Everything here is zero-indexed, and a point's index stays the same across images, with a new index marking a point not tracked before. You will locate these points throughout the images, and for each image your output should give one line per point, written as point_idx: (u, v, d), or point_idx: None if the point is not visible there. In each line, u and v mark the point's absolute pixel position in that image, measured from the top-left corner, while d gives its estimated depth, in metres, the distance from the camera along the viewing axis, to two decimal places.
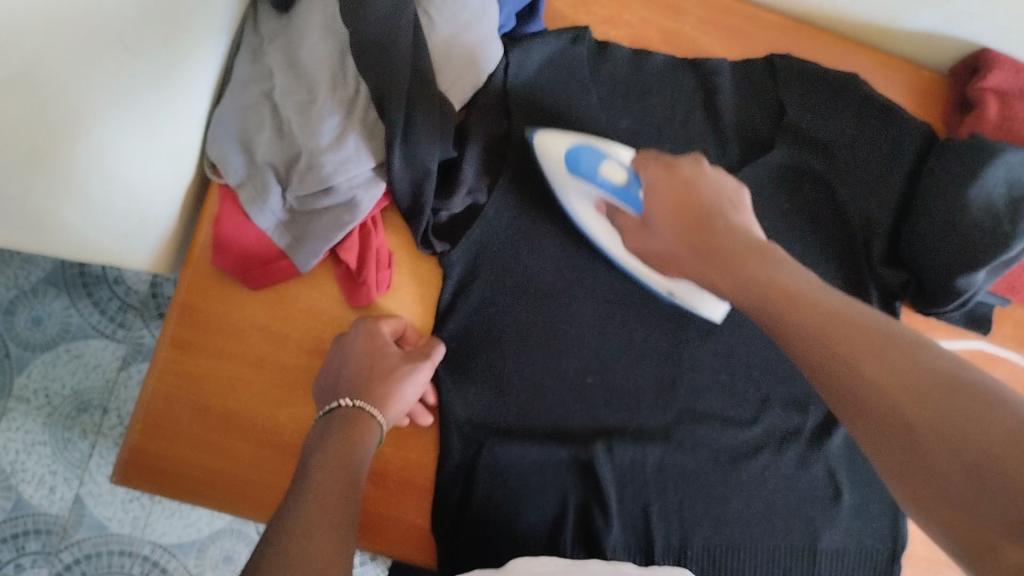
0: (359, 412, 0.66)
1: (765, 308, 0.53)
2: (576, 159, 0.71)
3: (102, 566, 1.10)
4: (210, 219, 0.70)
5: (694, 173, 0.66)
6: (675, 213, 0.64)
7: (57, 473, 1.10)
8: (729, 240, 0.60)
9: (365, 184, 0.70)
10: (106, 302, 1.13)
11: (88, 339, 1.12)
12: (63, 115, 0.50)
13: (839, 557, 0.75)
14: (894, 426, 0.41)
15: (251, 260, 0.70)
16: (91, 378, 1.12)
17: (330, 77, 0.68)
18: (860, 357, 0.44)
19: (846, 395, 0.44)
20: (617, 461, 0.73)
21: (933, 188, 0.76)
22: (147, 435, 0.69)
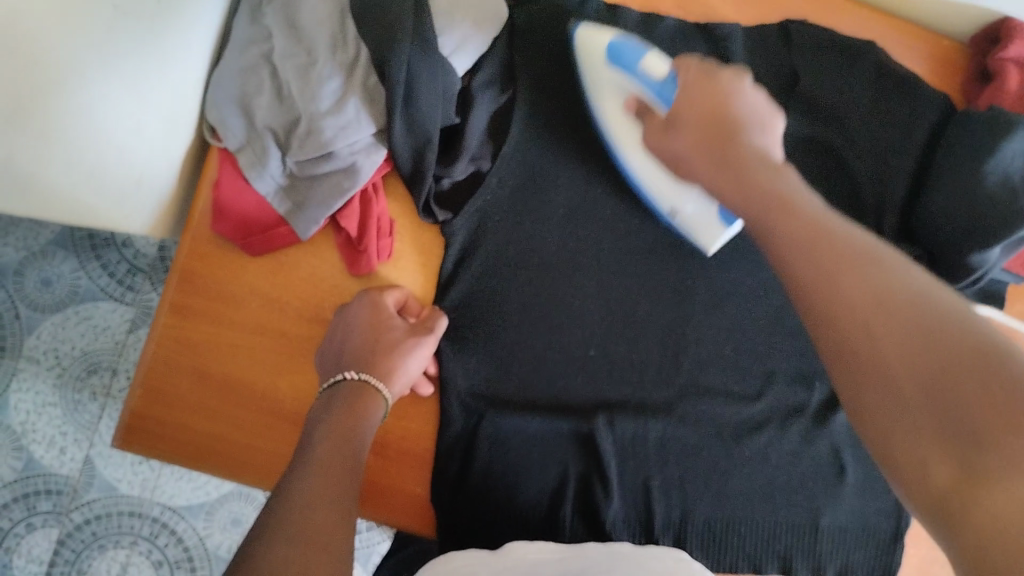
0: (364, 383, 0.66)
1: (766, 216, 0.52)
2: (616, 50, 0.68)
3: (112, 527, 1.11)
4: (210, 184, 0.69)
5: (732, 81, 0.63)
6: (696, 121, 0.62)
7: (67, 435, 1.11)
8: (743, 152, 0.58)
9: (366, 150, 0.68)
10: (114, 265, 1.13)
11: (97, 301, 1.12)
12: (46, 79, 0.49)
13: (842, 535, 0.75)
14: (856, 342, 0.41)
15: (252, 227, 0.70)
16: (100, 340, 1.12)
17: (330, 39, 0.67)
18: (851, 274, 0.44)
19: (821, 306, 0.44)
20: (618, 434, 0.72)
21: (949, 161, 0.73)
22: (147, 401, 0.69)
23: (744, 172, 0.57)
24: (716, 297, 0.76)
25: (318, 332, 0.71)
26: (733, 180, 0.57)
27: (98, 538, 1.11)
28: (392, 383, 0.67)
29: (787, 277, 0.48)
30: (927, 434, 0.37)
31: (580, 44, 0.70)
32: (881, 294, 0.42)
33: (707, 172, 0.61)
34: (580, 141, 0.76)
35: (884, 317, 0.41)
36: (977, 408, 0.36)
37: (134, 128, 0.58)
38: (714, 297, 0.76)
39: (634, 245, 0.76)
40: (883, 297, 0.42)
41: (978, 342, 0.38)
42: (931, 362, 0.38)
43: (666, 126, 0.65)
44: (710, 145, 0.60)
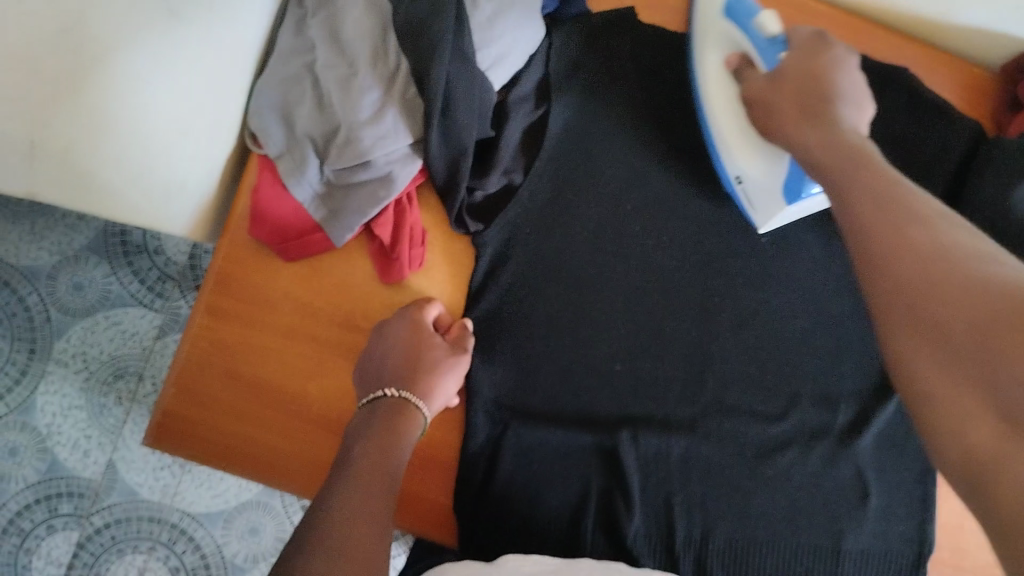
0: (403, 401, 0.67)
1: (845, 171, 0.53)
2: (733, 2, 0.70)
3: (131, 531, 1.12)
4: (248, 189, 0.71)
5: (836, 50, 0.64)
6: (790, 82, 0.63)
7: (92, 438, 1.12)
8: (834, 116, 0.60)
9: (402, 161, 0.70)
10: (145, 271, 1.15)
11: (126, 307, 1.14)
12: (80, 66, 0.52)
13: (864, 559, 0.74)
14: (911, 289, 0.40)
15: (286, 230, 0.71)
16: (128, 345, 1.14)
17: (371, 52, 0.69)
18: (919, 230, 0.43)
19: (883, 256, 0.43)
20: (642, 450, 0.73)
21: (977, 188, 0.75)
22: (179, 401, 0.71)
23: (835, 129, 0.58)
24: (742, 317, 0.76)
25: (349, 339, 0.73)
26: (819, 132, 0.59)
27: (117, 542, 1.12)
28: (430, 403, 0.68)
29: (852, 230, 0.47)
30: (965, 387, 0.36)
31: None
32: (945, 250, 0.41)
33: (791, 128, 0.62)
34: (611, 158, 0.77)
35: (942, 269, 0.40)
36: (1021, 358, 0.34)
37: (177, 134, 0.60)
38: (740, 316, 0.76)
39: (663, 263, 0.76)
40: (945, 251, 0.41)
41: None
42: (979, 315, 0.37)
43: (763, 82, 0.66)
44: (801, 106, 0.62)
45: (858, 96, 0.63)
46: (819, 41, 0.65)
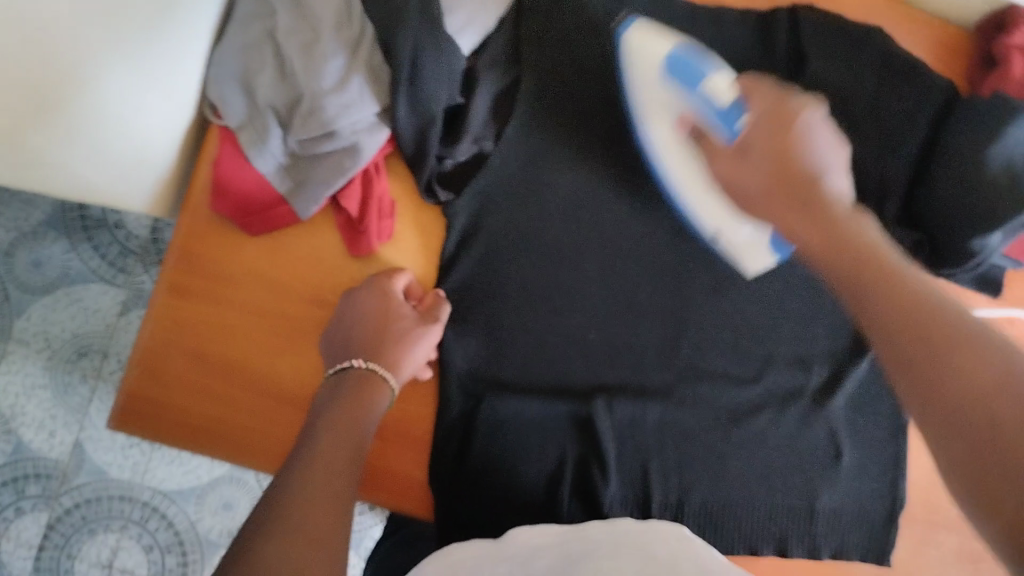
0: (370, 373, 0.66)
1: (858, 278, 0.52)
2: (674, 63, 0.67)
3: (102, 511, 1.10)
4: (210, 160, 0.68)
5: (805, 115, 0.63)
6: (771, 165, 0.62)
7: (57, 418, 1.10)
8: (826, 198, 0.59)
9: (368, 130, 0.68)
10: (105, 246, 1.11)
11: (88, 284, 1.11)
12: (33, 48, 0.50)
13: (837, 517, 0.76)
14: (975, 425, 0.41)
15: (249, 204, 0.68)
16: (91, 322, 1.11)
17: (334, 18, 0.67)
18: (967, 352, 0.43)
19: (931, 386, 0.43)
20: (617, 416, 0.73)
21: (952, 148, 0.74)
22: (145, 382, 0.69)
23: (828, 218, 0.58)
24: (717, 282, 0.76)
25: (321, 315, 0.71)
26: (819, 226, 0.58)
27: (88, 521, 1.10)
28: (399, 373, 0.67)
29: (885, 343, 0.47)
30: None
31: (633, 48, 0.68)
32: (1001, 379, 0.41)
33: (786, 218, 0.61)
34: (584, 123, 0.75)
35: (1003, 402, 0.40)
36: None
37: (129, 98, 0.57)
38: (715, 281, 0.76)
39: (637, 230, 0.75)
40: (1010, 376, 0.41)
41: None
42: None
43: (740, 152, 0.65)
44: (791, 196, 0.61)
45: (838, 162, 0.63)
46: (787, 112, 0.63)
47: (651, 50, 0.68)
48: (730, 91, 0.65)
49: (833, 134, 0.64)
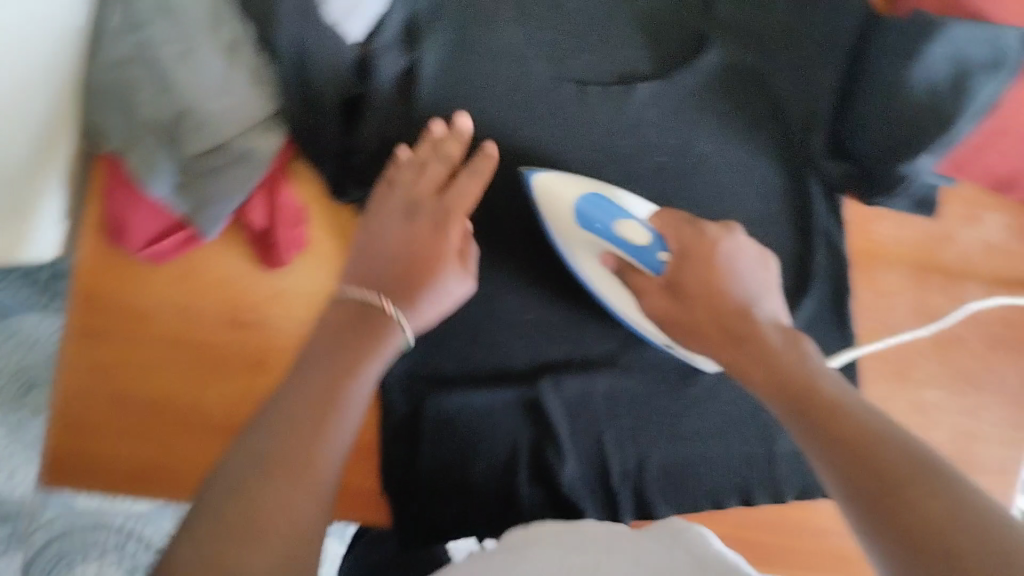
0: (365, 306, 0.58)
1: (806, 421, 0.48)
2: (589, 212, 0.64)
3: (78, 542, 1.06)
4: (101, 199, 0.65)
5: (723, 244, 0.59)
6: (705, 314, 0.57)
7: (14, 455, 1.05)
8: (765, 334, 0.54)
9: (260, 134, 0.65)
10: (34, 273, 1.06)
11: (23, 314, 1.07)
12: None
13: (798, 460, 0.73)
14: (840, 438, 0.45)
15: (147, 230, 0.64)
16: (31, 352, 1.07)
17: (209, 20, 0.63)
18: (869, 440, 0.44)
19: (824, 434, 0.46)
20: (566, 394, 0.70)
21: (875, 71, 0.72)
22: (68, 433, 0.65)
23: (761, 346, 0.54)
24: None
25: (248, 334, 0.67)
26: (755, 357, 0.54)
27: (64, 556, 1.05)
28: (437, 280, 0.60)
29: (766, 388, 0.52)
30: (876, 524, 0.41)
31: (544, 198, 0.66)
32: (916, 477, 0.41)
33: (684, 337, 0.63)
34: (495, 91, 0.71)
35: (913, 487, 0.40)
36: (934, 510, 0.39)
37: None
38: None
39: None
40: (912, 462, 0.42)
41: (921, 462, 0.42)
42: (944, 518, 0.38)
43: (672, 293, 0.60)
44: (725, 332, 0.56)
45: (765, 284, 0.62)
46: (706, 240, 0.59)
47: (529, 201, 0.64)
48: (647, 241, 0.62)
49: (766, 271, 0.60)
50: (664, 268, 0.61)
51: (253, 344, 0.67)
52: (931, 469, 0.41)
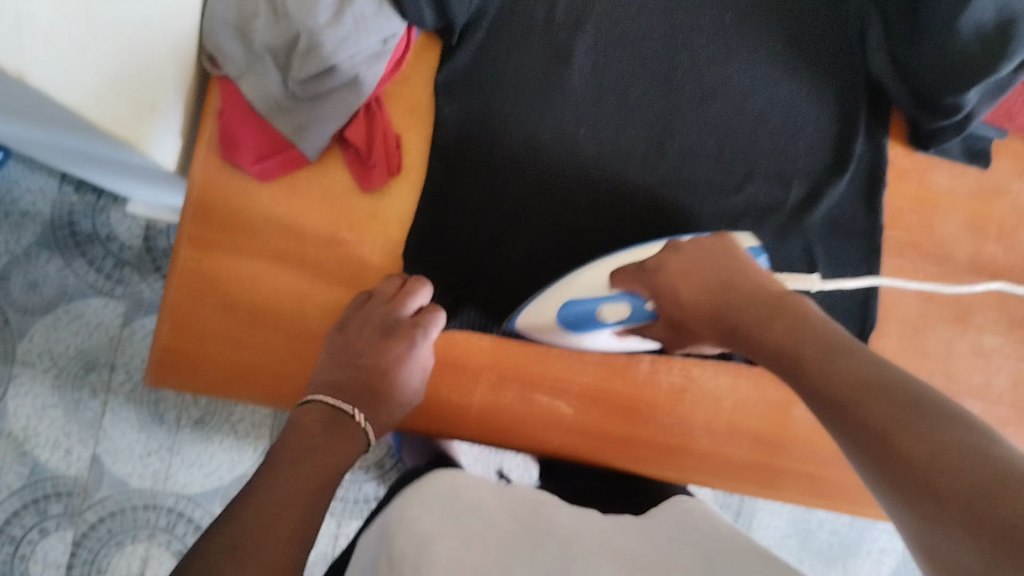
0: (340, 409, 0.54)
1: (805, 388, 0.44)
2: (575, 317, 0.56)
3: (127, 523, 0.94)
4: (213, 115, 0.57)
5: (686, 246, 0.56)
6: (704, 307, 0.54)
7: (71, 436, 0.93)
8: (750, 311, 0.51)
9: None
10: (100, 259, 0.95)
11: (87, 299, 0.94)
12: (163, 71, 0.52)
13: None
14: (828, 389, 0.42)
15: (267, 147, 0.57)
16: (95, 337, 0.94)
17: None
18: (853, 394, 0.40)
19: (822, 394, 0.42)
20: None
21: None
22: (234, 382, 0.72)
23: (760, 325, 0.50)
24: None
25: (345, 254, 0.59)
26: (754, 337, 0.50)
27: (114, 535, 0.93)
28: (413, 306, 0.57)
29: (779, 364, 0.47)
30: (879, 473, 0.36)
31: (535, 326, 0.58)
32: (889, 421, 0.37)
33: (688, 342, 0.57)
34: None
35: (898, 425, 0.36)
36: (909, 454, 0.35)
37: (173, 122, 0.57)
38: None
39: None
40: (884, 390, 0.39)
41: (902, 396, 0.38)
42: (926, 451, 0.34)
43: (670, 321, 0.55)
44: (726, 327, 0.52)
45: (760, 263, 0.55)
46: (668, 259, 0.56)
47: (549, 322, 0.57)
48: (626, 311, 0.56)
49: (739, 249, 0.56)
50: (654, 310, 0.55)
51: (348, 268, 0.59)
52: (903, 399, 0.38)
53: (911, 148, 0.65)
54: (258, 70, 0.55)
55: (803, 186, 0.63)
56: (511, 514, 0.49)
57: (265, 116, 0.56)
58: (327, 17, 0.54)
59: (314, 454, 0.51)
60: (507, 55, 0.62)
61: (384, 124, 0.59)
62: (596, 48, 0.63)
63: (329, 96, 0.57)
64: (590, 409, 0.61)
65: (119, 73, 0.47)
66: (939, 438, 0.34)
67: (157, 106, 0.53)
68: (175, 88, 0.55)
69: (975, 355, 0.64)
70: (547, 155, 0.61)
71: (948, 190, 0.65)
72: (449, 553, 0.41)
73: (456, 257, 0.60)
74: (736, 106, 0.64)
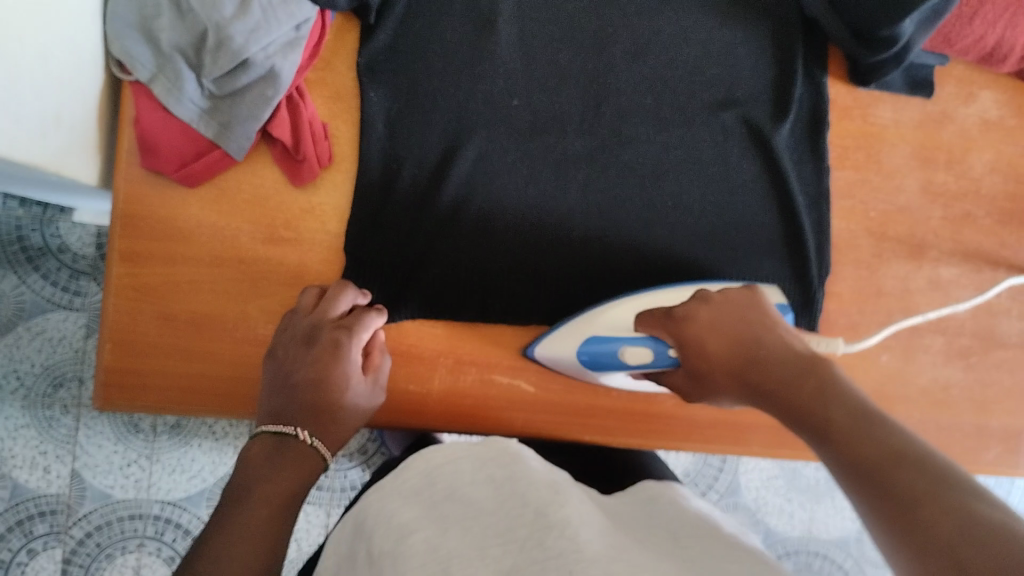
0: (285, 435, 0.51)
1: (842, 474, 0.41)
2: (593, 357, 0.56)
3: (115, 535, 0.92)
4: (130, 122, 0.55)
5: (729, 295, 0.54)
6: (722, 368, 0.52)
7: (48, 453, 0.91)
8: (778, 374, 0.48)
9: None
10: (55, 272, 0.92)
11: (46, 314, 0.92)
12: (67, 83, 0.50)
13: None
14: (863, 461, 0.40)
15: (190, 151, 0.55)
16: (59, 353, 0.92)
17: None
18: (905, 486, 0.37)
19: (852, 464, 0.40)
20: None
21: None
22: None
23: (785, 390, 0.47)
24: None
25: (285, 253, 0.57)
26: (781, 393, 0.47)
27: (104, 548, 0.92)
28: (335, 312, 0.55)
29: (810, 420, 0.45)
30: (902, 558, 0.34)
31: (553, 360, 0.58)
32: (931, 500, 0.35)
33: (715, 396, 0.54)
34: None
35: (942, 518, 0.34)
36: (957, 544, 0.33)
37: (88, 133, 0.55)
38: None
39: None
40: (928, 480, 0.37)
41: (939, 492, 0.35)
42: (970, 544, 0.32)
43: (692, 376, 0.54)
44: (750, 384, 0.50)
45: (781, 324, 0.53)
46: (698, 318, 0.52)
47: (569, 357, 0.57)
48: (648, 358, 0.55)
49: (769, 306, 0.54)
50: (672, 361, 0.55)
51: (289, 265, 0.58)
52: (960, 505, 0.34)
53: (851, 84, 0.64)
54: (169, 71, 0.53)
55: (746, 137, 0.62)
56: (486, 479, 0.48)
57: (185, 121, 0.54)
58: (231, 10, 0.51)
59: (276, 476, 0.50)
60: (429, 30, 0.60)
61: (310, 115, 0.57)
62: (521, 16, 0.61)
63: (247, 94, 0.54)
64: (552, 383, 0.60)
65: (12, 93, 0.44)
66: (979, 542, 0.32)
67: (65, 118, 0.51)
68: (86, 97, 0.53)
69: (934, 288, 0.64)
70: (478, 131, 0.59)
71: (893, 124, 0.64)
72: (425, 545, 0.42)
73: (395, 247, 0.58)
74: (670, 60, 0.62)
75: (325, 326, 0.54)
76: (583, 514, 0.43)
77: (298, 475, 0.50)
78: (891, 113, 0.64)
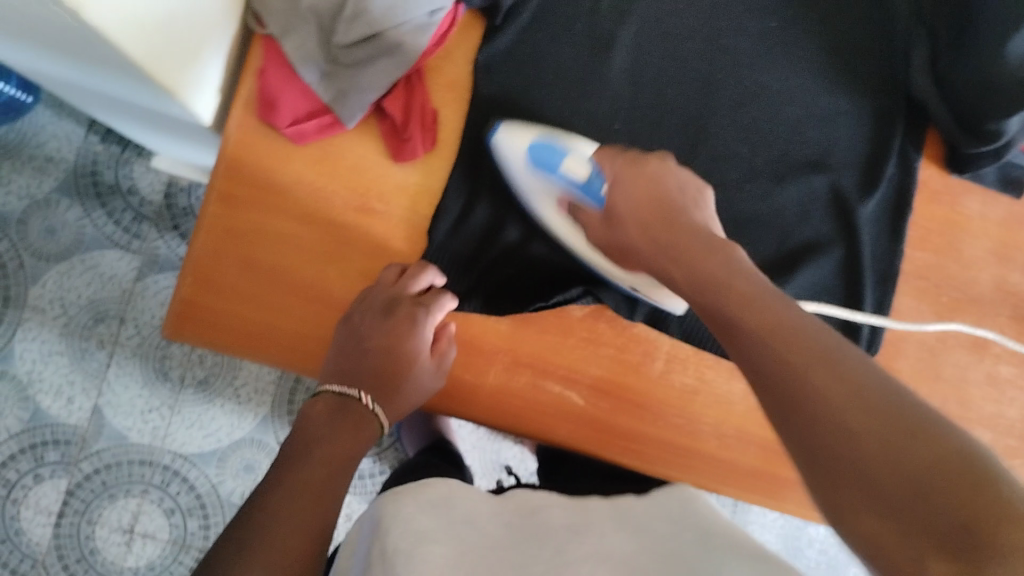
0: (349, 400, 0.54)
1: (766, 369, 0.38)
2: (540, 154, 0.56)
3: (121, 477, 0.93)
4: (253, 72, 0.57)
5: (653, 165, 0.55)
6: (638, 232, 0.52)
7: (75, 384, 0.93)
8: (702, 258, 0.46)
9: None
10: (120, 212, 0.95)
11: (103, 250, 0.94)
12: (211, 23, 0.52)
13: None
14: (787, 363, 0.37)
15: (305, 110, 0.57)
16: (106, 289, 0.94)
17: None
18: (835, 387, 0.35)
19: (777, 359, 0.38)
20: None
21: None
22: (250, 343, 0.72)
23: (704, 278, 0.45)
24: None
25: (371, 225, 0.59)
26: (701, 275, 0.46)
27: (107, 488, 0.93)
28: (414, 289, 0.57)
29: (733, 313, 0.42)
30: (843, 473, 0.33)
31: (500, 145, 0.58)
32: (891, 422, 0.33)
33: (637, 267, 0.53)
34: None
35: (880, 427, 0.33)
36: (910, 459, 0.31)
37: (213, 76, 0.57)
38: None
39: None
40: (862, 380, 0.35)
41: (876, 395, 0.34)
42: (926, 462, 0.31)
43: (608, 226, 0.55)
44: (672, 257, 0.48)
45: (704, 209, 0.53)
46: (636, 175, 0.54)
47: (518, 152, 0.57)
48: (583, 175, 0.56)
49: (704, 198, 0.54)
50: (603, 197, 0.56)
51: (374, 236, 0.59)
52: (899, 413, 0.33)
53: (945, 170, 0.65)
54: (302, 32, 0.55)
55: (831, 203, 0.63)
56: (504, 523, 0.50)
57: (307, 81, 0.56)
58: None
59: (333, 440, 0.51)
60: (548, 41, 0.62)
61: (423, 98, 0.59)
62: (638, 45, 0.63)
63: (370, 65, 0.56)
64: (601, 401, 0.61)
65: (170, 19, 0.46)
66: (934, 458, 0.31)
67: (201, 55, 0.53)
68: (220, 41, 0.55)
69: (991, 384, 0.64)
70: None
71: (978, 216, 0.65)
72: (443, 560, 0.42)
73: (475, 241, 0.60)
74: (770, 114, 0.64)
75: (402, 300, 0.56)
76: (602, 550, 0.46)
77: (355, 440, 0.53)
78: (978, 206, 0.65)
